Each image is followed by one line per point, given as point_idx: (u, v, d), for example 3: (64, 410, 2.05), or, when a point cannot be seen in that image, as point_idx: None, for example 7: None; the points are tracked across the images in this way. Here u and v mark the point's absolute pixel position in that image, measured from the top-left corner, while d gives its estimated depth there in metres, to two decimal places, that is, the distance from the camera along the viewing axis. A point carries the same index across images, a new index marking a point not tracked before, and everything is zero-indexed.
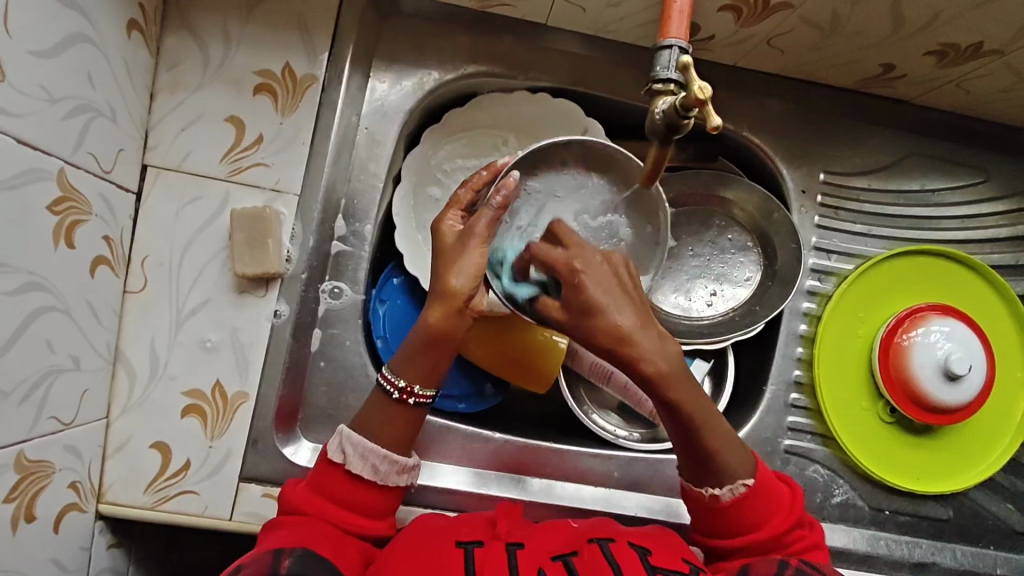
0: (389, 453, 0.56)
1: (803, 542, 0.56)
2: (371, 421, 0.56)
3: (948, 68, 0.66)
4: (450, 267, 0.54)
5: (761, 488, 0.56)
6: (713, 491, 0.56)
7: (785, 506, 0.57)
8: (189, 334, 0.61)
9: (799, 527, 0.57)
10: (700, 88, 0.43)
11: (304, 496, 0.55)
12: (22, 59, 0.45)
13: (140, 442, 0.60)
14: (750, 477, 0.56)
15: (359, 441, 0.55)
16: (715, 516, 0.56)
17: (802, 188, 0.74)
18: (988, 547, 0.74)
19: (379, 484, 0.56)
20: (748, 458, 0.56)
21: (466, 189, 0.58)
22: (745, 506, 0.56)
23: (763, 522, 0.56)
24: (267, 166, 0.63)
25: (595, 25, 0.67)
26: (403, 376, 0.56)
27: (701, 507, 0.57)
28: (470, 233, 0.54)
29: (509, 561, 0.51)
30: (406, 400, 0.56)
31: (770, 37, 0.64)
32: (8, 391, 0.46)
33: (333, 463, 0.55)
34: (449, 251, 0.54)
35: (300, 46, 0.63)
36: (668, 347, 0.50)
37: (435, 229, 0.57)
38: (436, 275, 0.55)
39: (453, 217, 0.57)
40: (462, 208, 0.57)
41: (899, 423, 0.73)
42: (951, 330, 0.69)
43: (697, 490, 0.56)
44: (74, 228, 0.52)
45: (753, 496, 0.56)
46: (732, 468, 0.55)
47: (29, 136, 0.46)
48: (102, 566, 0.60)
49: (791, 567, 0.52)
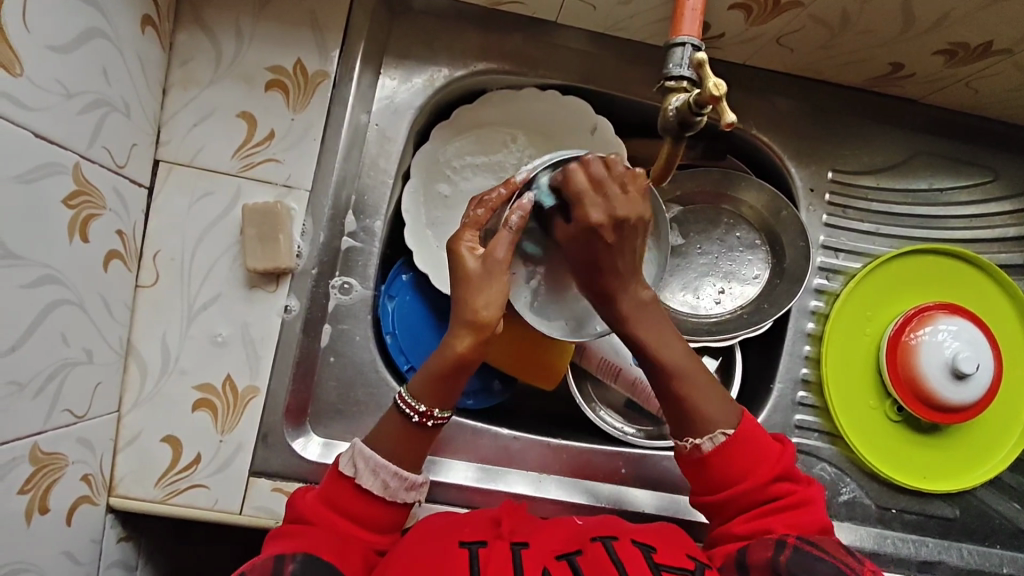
0: (400, 469, 0.56)
1: (793, 495, 0.56)
2: (383, 437, 0.57)
3: (957, 67, 0.66)
4: (476, 296, 0.52)
5: (744, 437, 0.56)
6: (695, 442, 0.56)
7: (769, 458, 0.56)
8: (200, 328, 0.61)
9: (787, 479, 0.56)
10: (715, 85, 0.43)
11: (312, 505, 0.55)
12: (39, 53, 0.45)
13: (151, 435, 0.60)
14: (730, 426, 0.56)
15: (370, 456, 0.56)
16: (701, 470, 0.57)
17: (810, 186, 0.74)
18: (994, 547, 0.74)
19: (387, 499, 0.56)
20: (730, 409, 0.57)
21: (484, 209, 0.54)
22: (725, 457, 0.56)
23: (751, 473, 0.55)
24: (279, 162, 0.63)
25: (605, 23, 0.68)
26: (422, 400, 0.56)
27: (687, 463, 0.58)
28: (496, 260, 0.51)
29: (513, 560, 0.51)
30: (425, 422, 0.56)
31: (780, 36, 0.64)
32: (23, 384, 0.46)
33: (344, 476, 0.56)
34: (474, 283, 0.52)
35: (311, 43, 0.64)
36: (641, 295, 0.57)
37: (451, 253, 0.53)
38: (459, 303, 0.53)
39: (471, 238, 0.53)
40: (478, 228, 0.54)
41: (906, 422, 0.73)
42: (958, 329, 0.69)
43: (680, 444, 0.58)
44: (88, 222, 0.52)
45: (733, 445, 0.56)
46: (711, 418, 0.56)
47: (45, 131, 0.46)
48: (113, 559, 0.61)
49: (789, 548, 0.51)
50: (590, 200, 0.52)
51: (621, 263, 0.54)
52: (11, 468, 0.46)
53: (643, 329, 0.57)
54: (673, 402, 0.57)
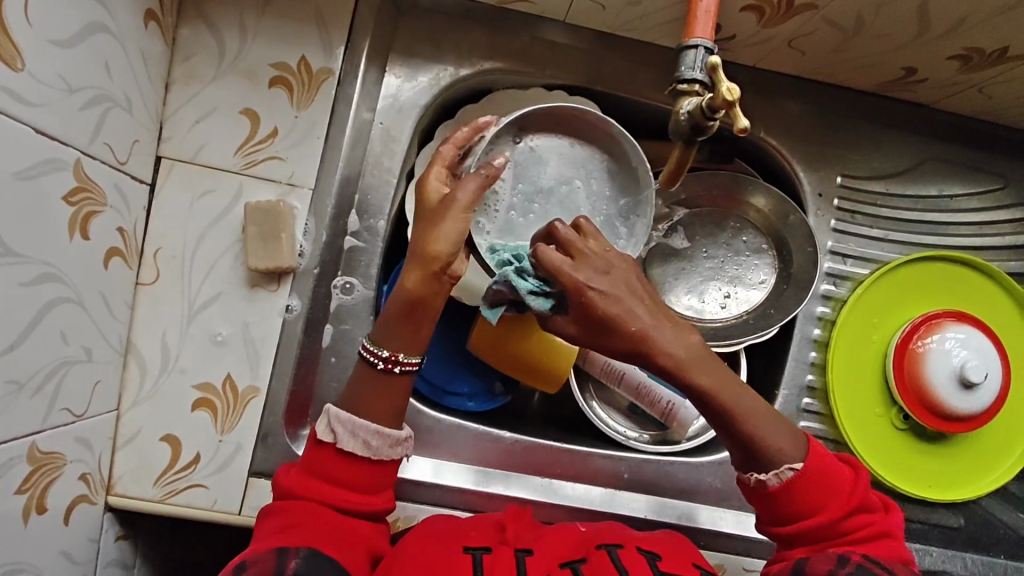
0: (381, 427, 0.55)
1: (868, 528, 0.54)
2: (357, 396, 0.56)
3: (971, 73, 0.65)
4: (430, 232, 0.55)
5: (815, 470, 0.54)
6: (759, 477, 0.54)
7: (844, 487, 0.55)
8: (200, 327, 0.61)
9: (863, 511, 0.55)
10: (728, 90, 0.43)
11: (299, 483, 0.55)
12: (41, 48, 0.45)
13: (150, 435, 0.60)
14: (797, 460, 0.54)
15: (346, 419, 0.55)
16: (771, 504, 0.55)
17: (819, 191, 0.73)
18: (998, 556, 0.73)
19: (373, 459, 0.55)
20: (798, 440, 0.54)
21: (448, 146, 0.58)
22: (800, 491, 0.54)
23: (822, 505, 0.54)
24: (282, 160, 0.62)
25: (614, 22, 0.67)
26: (386, 346, 0.56)
27: (754, 495, 0.56)
28: (452, 199, 0.55)
29: (518, 567, 0.50)
30: (391, 368, 0.56)
31: (791, 39, 0.64)
32: (22, 383, 0.46)
33: (323, 444, 0.55)
34: (429, 217, 0.56)
35: (316, 39, 0.63)
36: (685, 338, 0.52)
37: (419, 189, 0.58)
38: (416, 237, 0.56)
39: (437, 177, 0.58)
40: (446, 165, 0.58)
41: (912, 430, 0.73)
42: (966, 337, 0.68)
43: (745, 477, 0.55)
44: (89, 219, 0.52)
45: (805, 479, 0.54)
46: (778, 453, 0.53)
47: (46, 127, 0.46)
48: (111, 558, 0.60)
49: (851, 564, 0.50)
50: (569, 266, 0.50)
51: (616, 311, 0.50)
52: (9, 468, 0.46)
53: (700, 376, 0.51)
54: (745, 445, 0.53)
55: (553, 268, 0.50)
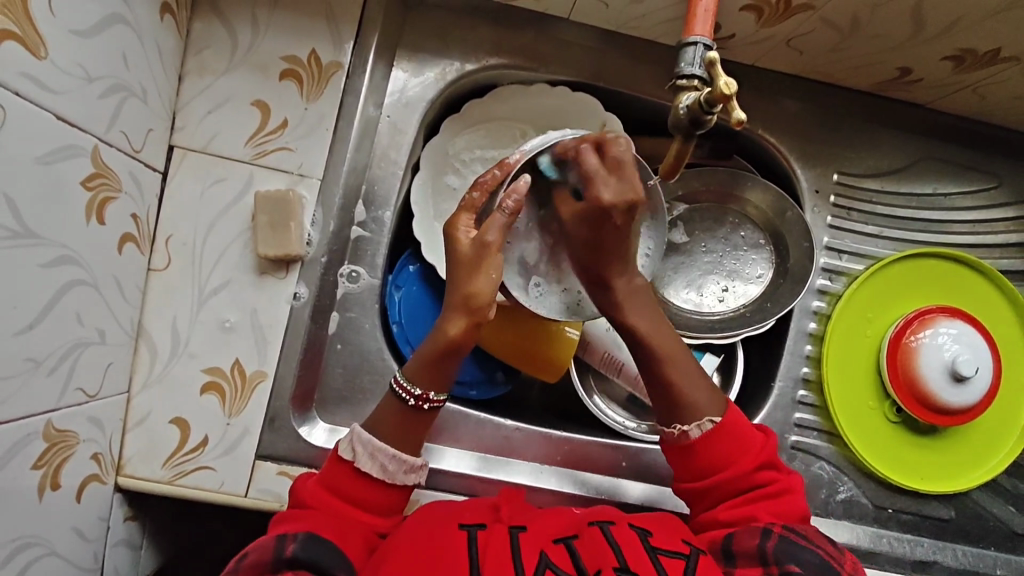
0: (400, 452, 0.58)
1: (775, 483, 0.57)
2: (380, 422, 0.58)
3: (964, 74, 0.67)
4: (469, 279, 0.54)
5: (728, 427, 0.58)
6: (682, 428, 0.59)
7: (753, 446, 0.58)
8: (209, 313, 0.62)
9: (770, 468, 0.58)
10: (726, 84, 0.45)
11: (312, 490, 0.56)
12: (63, 37, 0.46)
13: (159, 417, 0.61)
14: (717, 414, 0.58)
15: (369, 440, 0.57)
16: (690, 458, 0.58)
17: (815, 188, 0.75)
18: (987, 548, 0.75)
19: (387, 482, 0.57)
20: (719, 398, 0.59)
21: (481, 192, 0.56)
22: (713, 445, 0.58)
23: (730, 463, 0.57)
24: (291, 151, 0.64)
25: (616, 20, 0.68)
26: (418, 383, 0.58)
27: (675, 451, 0.59)
28: (486, 243, 0.53)
29: (512, 542, 0.51)
30: (422, 405, 0.58)
31: (790, 38, 0.65)
32: (39, 361, 0.47)
33: (342, 460, 0.57)
34: (466, 264, 0.54)
35: (326, 33, 0.64)
36: (631, 283, 0.60)
37: (447, 236, 0.55)
38: (456, 284, 0.55)
39: (467, 224, 0.55)
40: (474, 212, 0.56)
41: (904, 423, 0.74)
42: (958, 333, 0.69)
43: (668, 431, 0.60)
44: (104, 205, 0.53)
45: (719, 432, 0.58)
46: (699, 406, 0.59)
47: (67, 113, 0.47)
48: (119, 538, 0.61)
49: (774, 536, 0.53)
50: (601, 183, 0.55)
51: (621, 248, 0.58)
52: (26, 444, 0.47)
53: (638, 318, 0.60)
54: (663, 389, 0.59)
55: (590, 176, 0.55)
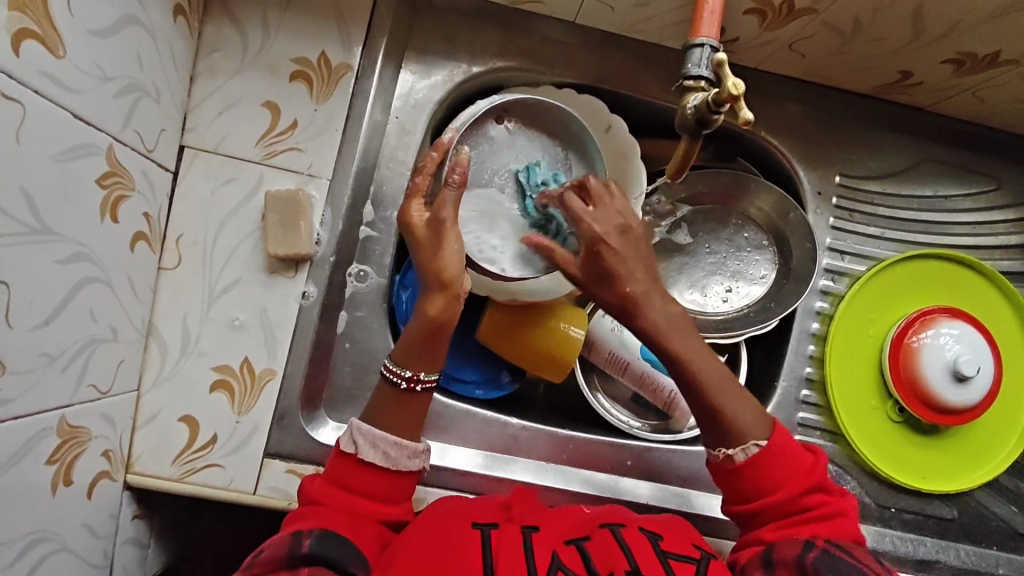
0: (399, 438, 0.58)
1: (825, 507, 0.57)
2: (379, 411, 0.58)
3: (964, 77, 0.68)
4: (434, 257, 0.57)
5: (775, 450, 0.57)
6: (727, 451, 0.58)
7: (802, 468, 0.58)
8: (219, 312, 0.63)
9: (820, 491, 0.57)
10: (733, 85, 0.46)
11: (320, 488, 0.56)
12: (80, 37, 0.47)
13: (169, 415, 0.62)
14: (763, 438, 0.57)
15: (369, 431, 0.57)
16: (736, 480, 0.58)
17: (818, 190, 0.75)
18: (990, 548, 0.75)
19: (391, 470, 0.57)
20: (765, 420, 0.58)
21: (422, 176, 0.59)
22: (761, 468, 0.57)
23: (780, 484, 0.57)
24: (301, 151, 0.65)
25: (623, 24, 0.69)
26: (407, 366, 0.59)
27: (722, 474, 0.59)
28: (440, 221, 0.56)
29: (524, 543, 0.52)
30: (414, 388, 0.58)
31: (792, 41, 0.66)
32: (53, 357, 0.48)
33: (345, 454, 0.57)
34: (427, 244, 0.57)
35: (336, 36, 0.65)
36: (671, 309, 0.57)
37: (403, 222, 0.58)
38: (425, 266, 0.58)
39: (418, 207, 0.58)
40: (423, 196, 0.59)
41: (907, 422, 0.75)
42: (959, 333, 0.70)
43: (714, 453, 0.59)
44: (118, 203, 0.54)
45: (767, 456, 0.57)
46: (744, 430, 0.57)
47: (83, 111, 0.48)
48: (128, 536, 0.62)
49: (816, 550, 0.53)
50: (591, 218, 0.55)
51: (635, 268, 0.56)
52: (40, 439, 0.47)
53: (680, 346, 0.57)
54: (708, 416, 0.58)
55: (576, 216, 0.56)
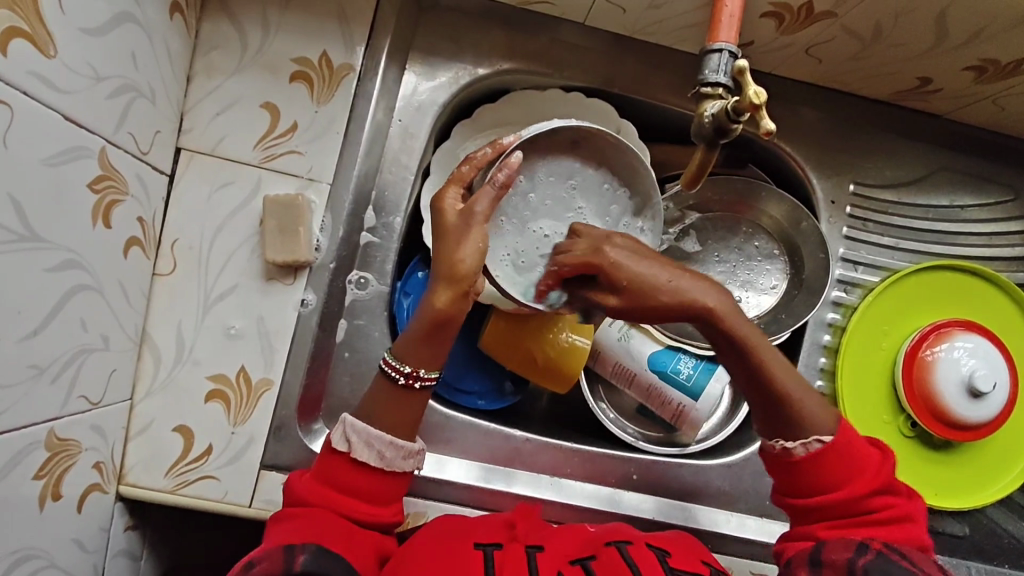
0: (395, 438, 0.55)
1: (892, 509, 0.54)
2: (376, 410, 0.56)
3: (984, 85, 0.66)
4: (455, 247, 0.53)
5: (839, 447, 0.54)
6: (785, 444, 0.55)
7: (869, 467, 0.54)
8: (215, 319, 0.61)
9: (887, 493, 0.54)
10: (755, 93, 0.44)
11: (310, 487, 0.55)
12: (72, 35, 0.45)
13: (163, 425, 0.60)
14: (826, 434, 0.54)
15: (362, 428, 0.55)
16: (793, 474, 0.55)
17: (831, 198, 0.74)
18: (1002, 566, 0.74)
19: (386, 470, 0.55)
20: (829, 415, 0.54)
21: (470, 167, 0.56)
22: (823, 465, 0.54)
23: (845, 482, 0.54)
24: (300, 154, 0.63)
25: (633, 26, 0.67)
26: (409, 361, 0.56)
27: (776, 464, 0.56)
28: (471, 213, 0.53)
29: (529, 564, 0.50)
30: (413, 384, 0.56)
31: (808, 46, 0.64)
32: (42, 368, 0.46)
33: (337, 451, 0.55)
34: (451, 232, 0.54)
35: (338, 36, 0.63)
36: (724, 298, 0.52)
37: (435, 209, 0.55)
38: (440, 254, 0.54)
39: (454, 195, 0.55)
40: (462, 184, 0.56)
41: (919, 438, 0.73)
42: (975, 346, 0.68)
43: (769, 444, 0.56)
44: (111, 208, 0.52)
45: (827, 452, 0.54)
46: (807, 426, 0.54)
47: (75, 114, 0.46)
48: (119, 548, 0.60)
49: (871, 553, 0.51)
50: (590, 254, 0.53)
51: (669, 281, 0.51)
52: (28, 453, 0.46)
53: (736, 332, 0.52)
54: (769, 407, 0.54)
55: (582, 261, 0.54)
